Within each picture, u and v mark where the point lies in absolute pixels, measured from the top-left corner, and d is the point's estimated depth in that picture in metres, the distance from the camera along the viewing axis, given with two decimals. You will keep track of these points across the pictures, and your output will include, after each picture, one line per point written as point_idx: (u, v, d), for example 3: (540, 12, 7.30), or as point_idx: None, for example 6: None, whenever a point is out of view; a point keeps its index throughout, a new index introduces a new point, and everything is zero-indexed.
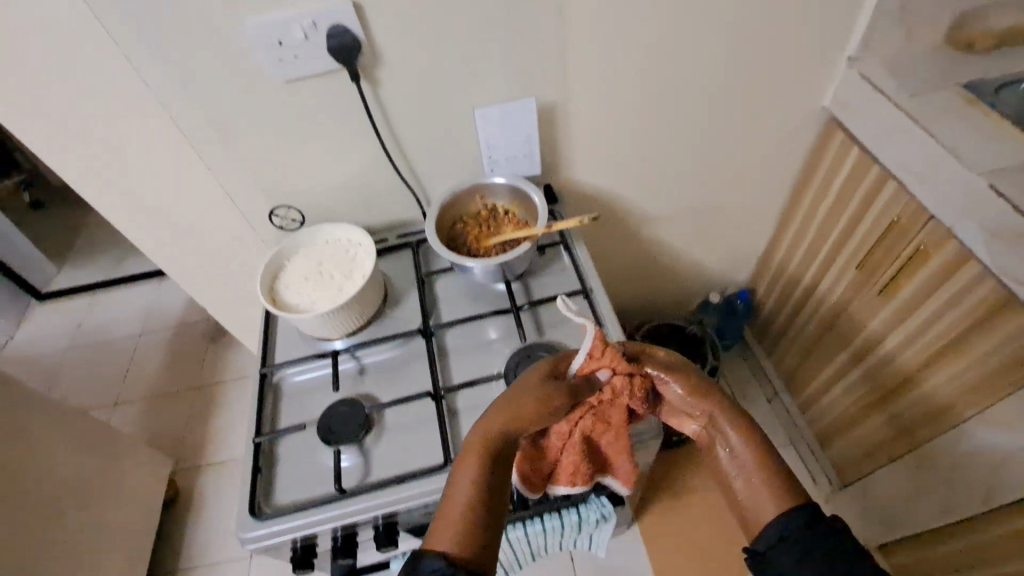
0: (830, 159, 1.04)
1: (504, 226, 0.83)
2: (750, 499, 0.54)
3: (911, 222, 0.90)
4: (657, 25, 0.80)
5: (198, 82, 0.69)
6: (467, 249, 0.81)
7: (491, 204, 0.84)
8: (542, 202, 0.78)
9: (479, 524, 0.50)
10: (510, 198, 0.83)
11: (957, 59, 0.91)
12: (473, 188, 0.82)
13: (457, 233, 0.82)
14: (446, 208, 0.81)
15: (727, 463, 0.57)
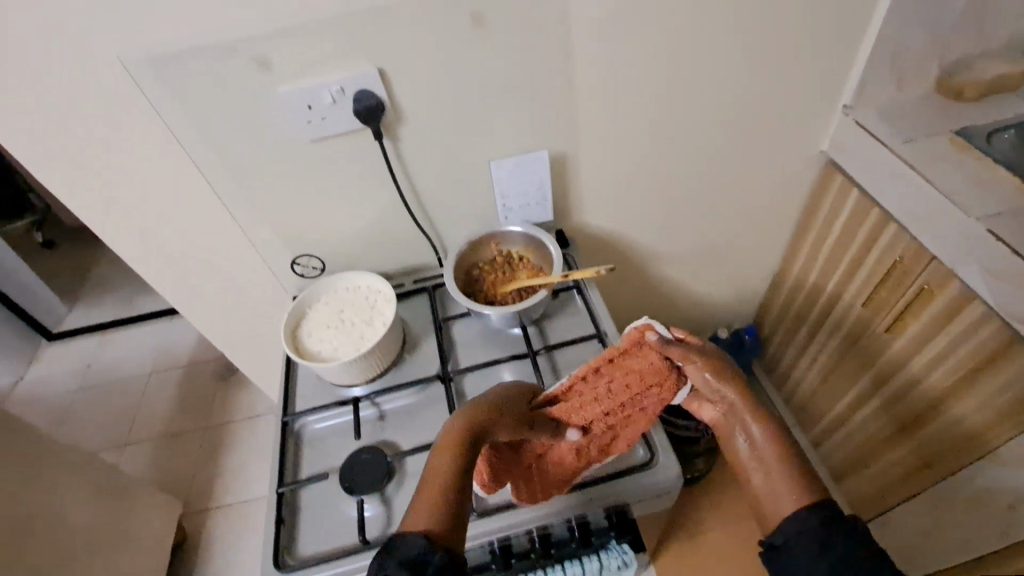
0: (831, 199, 1.08)
1: (519, 271, 0.85)
2: (765, 490, 0.54)
3: (914, 263, 0.92)
4: (663, 81, 0.85)
5: (228, 144, 0.72)
6: (484, 295, 0.83)
7: (506, 250, 0.87)
8: (558, 250, 0.81)
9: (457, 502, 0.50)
10: (524, 244, 0.86)
11: (948, 107, 0.96)
12: (489, 235, 0.85)
13: (474, 279, 0.85)
14: (462, 255, 0.84)
15: (744, 452, 0.57)
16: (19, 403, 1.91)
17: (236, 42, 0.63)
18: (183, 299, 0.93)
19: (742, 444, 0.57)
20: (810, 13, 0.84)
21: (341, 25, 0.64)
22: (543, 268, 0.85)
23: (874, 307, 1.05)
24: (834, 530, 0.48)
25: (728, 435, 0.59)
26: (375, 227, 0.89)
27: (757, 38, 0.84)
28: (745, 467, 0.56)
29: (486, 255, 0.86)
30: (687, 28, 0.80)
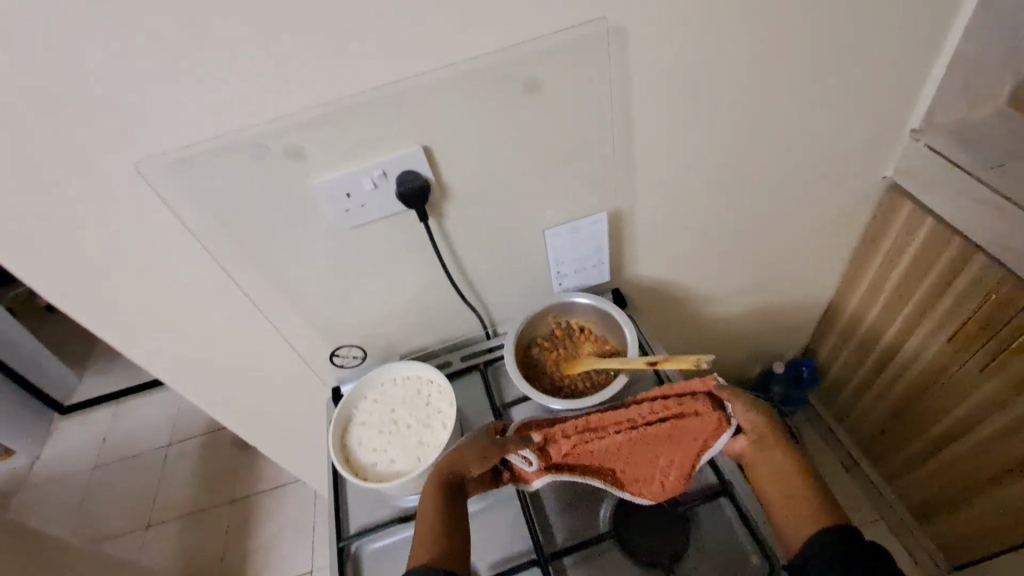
0: (898, 228, 1.00)
1: (583, 345, 0.78)
2: (786, 515, 0.57)
3: (1013, 298, 0.84)
4: (727, 126, 0.77)
5: (258, 242, 0.65)
6: (546, 375, 0.75)
7: (567, 321, 0.79)
8: (628, 325, 0.73)
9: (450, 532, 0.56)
10: (588, 314, 0.78)
11: None
12: (553, 306, 0.78)
13: (533, 356, 0.77)
14: (520, 331, 0.77)
15: (767, 479, 0.60)
16: (36, 485, 1.82)
17: (268, 135, 0.56)
18: (213, 397, 0.85)
19: (769, 473, 0.60)
20: (881, 38, 0.76)
21: (383, 106, 0.57)
22: (609, 340, 0.77)
23: (961, 342, 0.96)
24: (853, 548, 0.51)
25: (756, 465, 0.62)
26: (418, 307, 0.81)
27: (826, 71, 0.76)
28: (769, 493, 0.59)
29: (545, 327, 0.79)
30: (755, 70, 0.72)
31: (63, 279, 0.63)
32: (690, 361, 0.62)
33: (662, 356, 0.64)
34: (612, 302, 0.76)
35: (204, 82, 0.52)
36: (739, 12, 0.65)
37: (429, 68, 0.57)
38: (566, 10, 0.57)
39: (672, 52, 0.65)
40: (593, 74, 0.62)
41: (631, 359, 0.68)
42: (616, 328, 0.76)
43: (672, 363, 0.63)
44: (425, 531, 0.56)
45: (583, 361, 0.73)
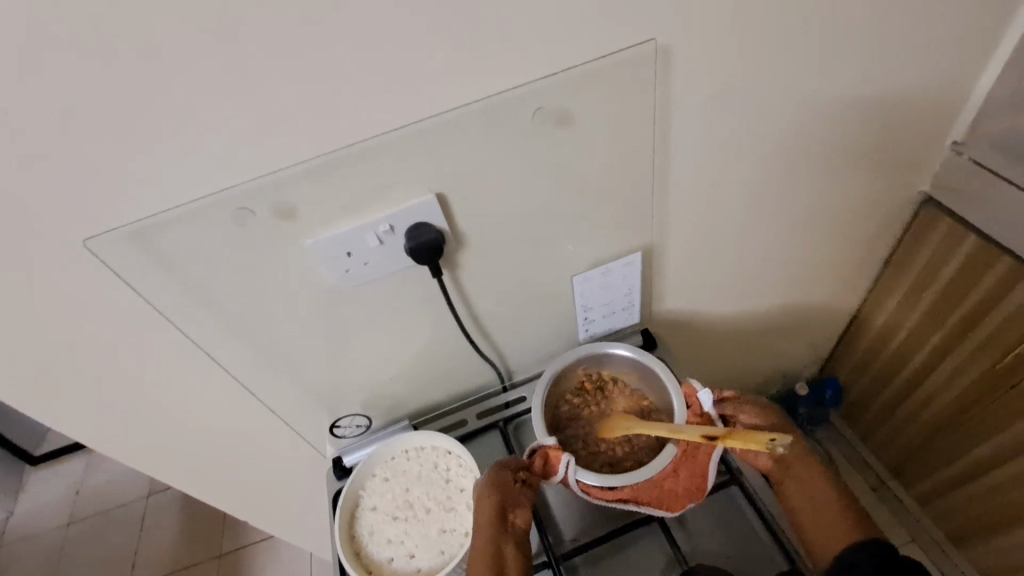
0: (933, 245, 0.94)
1: (617, 401, 0.70)
2: (816, 528, 0.58)
3: None
4: (769, 151, 0.69)
5: (243, 311, 0.55)
6: (578, 437, 0.67)
7: (597, 373, 0.72)
8: (670, 381, 0.65)
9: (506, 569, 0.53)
10: (620, 366, 0.71)
11: None
12: (586, 357, 0.71)
13: (561, 414, 0.69)
14: (546, 386, 0.68)
15: (795, 492, 0.60)
16: (7, 545, 1.67)
17: (254, 193, 0.47)
18: (200, 472, 0.75)
19: (797, 487, 0.61)
20: (934, 52, 0.69)
21: (391, 152, 0.48)
22: (646, 396, 0.69)
23: (1007, 365, 0.90)
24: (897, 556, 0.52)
25: (784, 480, 0.61)
26: (430, 363, 0.71)
27: (876, 88, 0.69)
28: (797, 505, 0.60)
29: (572, 380, 0.71)
30: (805, 91, 0.63)
31: (20, 361, 0.54)
32: (759, 438, 0.54)
33: (724, 429, 0.55)
34: (651, 355, 0.68)
35: (175, 137, 0.42)
36: (794, 28, 0.56)
37: (447, 107, 0.48)
38: (605, 35, 0.48)
39: (717, 76, 0.56)
40: (629, 104, 0.54)
41: (683, 426, 0.57)
42: (654, 383, 0.68)
43: (735, 438, 0.54)
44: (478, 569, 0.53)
45: (622, 425, 0.63)
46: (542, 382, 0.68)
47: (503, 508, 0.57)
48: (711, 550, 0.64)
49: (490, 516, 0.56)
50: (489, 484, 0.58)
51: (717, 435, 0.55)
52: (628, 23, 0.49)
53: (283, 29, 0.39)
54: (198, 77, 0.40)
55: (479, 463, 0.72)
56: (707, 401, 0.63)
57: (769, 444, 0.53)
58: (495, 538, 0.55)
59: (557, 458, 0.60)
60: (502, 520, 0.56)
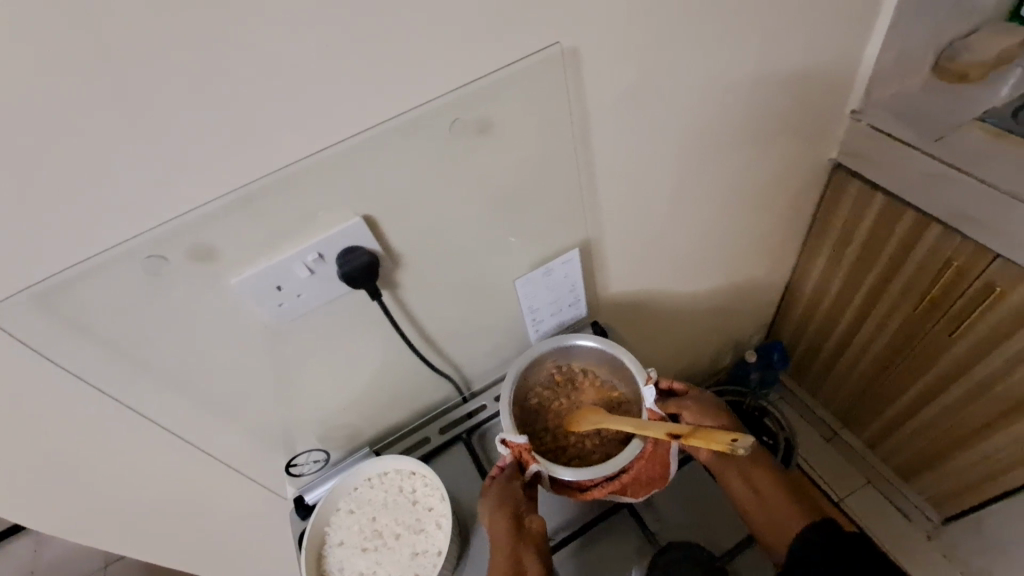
0: (848, 207, 1.00)
1: (587, 392, 0.72)
2: (762, 516, 0.63)
3: (971, 263, 0.85)
4: (687, 138, 0.71)
5: (176, 360, 0.52)
6: (546, 431, 0.70)
7: (566, 364, 0.73)
8: (636, 372, 0.67)
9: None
10: (589, 358, 0.72)
11: (954, 92, 0.89)
12: (555, 349, 0.72)
13: (530, 407, 0.71)
14: (516, 381, 0.69)
15: (740, 486, 0.65)
16: None
17: (167, 238, 0.45)
18: (152, 536, 0.70)
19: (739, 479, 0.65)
20: (825, 30, 0.74)
21: (310, 180, 0.47)
22: (615, 387, 0.71)
23: (924, 311, 0.97)
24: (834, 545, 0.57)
25: (725, 472, 0.65)
26: (385, 386, 0.70)
27: (779, 68, 0.73)
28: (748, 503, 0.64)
29: (543, 371, 0.73)
30: (712, 77, 0.66)
31: None
32: (722, 438, 0.55)
33: (687, 427, 0.56)
34: (617, 346, 0.69)
35: (72, 189, 0.39)
36: (694, 18, 0.59)
37: (362, 127, 0.47)
38: (511, 40, 0.49)
39: (627, 69, 0.58)
40: (546, 105, 0.55)
41: (647, 423, 0.60)
42: (622, 373, 0.69)
43: (697, 437, 0.55)
44: None
45: (587, 419, 0.66)
46: (513, 376, 0.68)
47: (519, 520, 0.60)
48: (682, 525, 0.66)
49: (505, 532, 0.59)
50: (499, 498, 0.61)
51: (680, 434, 0.57)
52: (532, 26, 0.49)
53: (179, 64, 0.37)
54: (89, 124, 0.37)
55: (446, 479, 0.71)
56: (648, 397, 0.65)
57: (730, 444, 0.54)
58: (513, 553, 0.58)
59: (528, 460, 0.62)
60: (517, 528, 0.59)
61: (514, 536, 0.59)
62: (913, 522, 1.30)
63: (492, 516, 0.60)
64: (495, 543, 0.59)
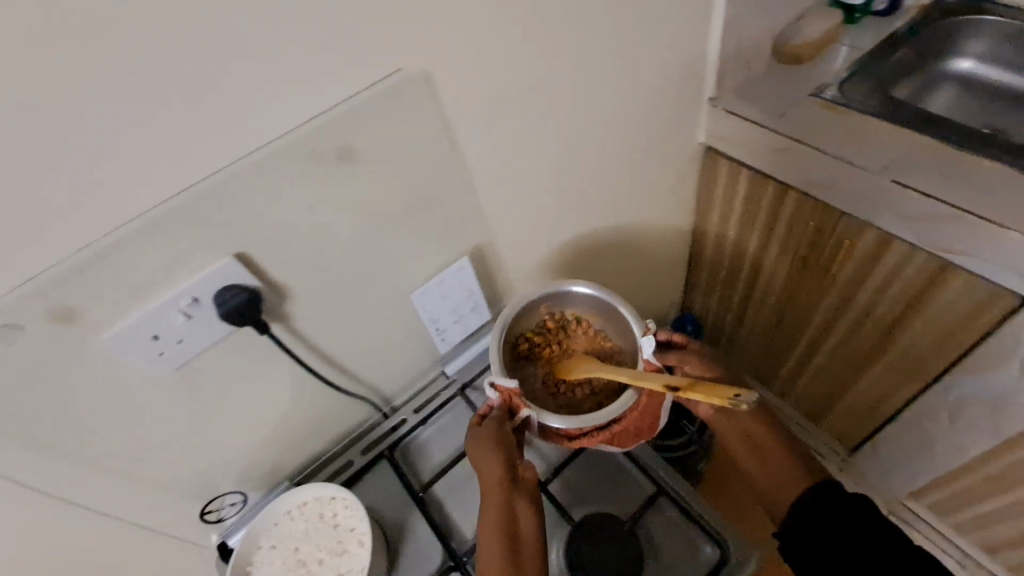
0: (723, 183, 1.09)
1: (579, 342, 0.75)
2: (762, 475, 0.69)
3: (824, 222, 0.95)
4: (557, 139, 0.76)
5: (53, 426, 0.51)
6: (539, 378, 0.74)
7: (560, 311, 0.76)
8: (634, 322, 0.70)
9: (517, 524, 0.60)
10: (585, 307, 0.75)
11: (792, 73, 0.99)
12: (552, 297, 0.75)
13: (524, 355, 0.75)
14: (510, 323, 0.72)
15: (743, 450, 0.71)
16: None
17: (18, 305, 0.43)
18: None
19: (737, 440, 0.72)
20: (669, 29, 0.80)
21: (168, 227, 0.47)
22: (609, 337, 0.75)
23: (797, 271, 1.07)
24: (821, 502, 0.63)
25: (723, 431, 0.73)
26: (296, 416, 0.70)
27: (633, 66, 0.79)
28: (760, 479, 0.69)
29: (537, 317, 0.76)
30: (570, 82, 0.71)
31: None
32: (723, 393, 0.57)
33: (687, 382, 0.59)
34: (614, 297, 0.72)
35: None
36: (537, 32, 0.63)
37: (214, 168, 0.47)
38: (354, 71, 0.51)
39: (481, 85, 0.61)
40: (406, 125, 0.58)
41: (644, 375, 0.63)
42: (617, 323, 0.73)
43: (697, 391, 0.58)
44: (492, 528, 0.59)
45: (581, 367, 0.70)
46: (508, 320, 0.71)
47: (513, 468, 0.63)
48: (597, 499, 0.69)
49: (501, 480, 0.62)
50: (493, 444, 0.64)
51: (679, 387, 0.59)
52: (372, 55, 0.51)
53: None
54: None
55: (370, 497, 0.71)
56: (647, 348, 0.68)
57: (730, 399, 0.56)
58: (507, 501, 0.61)
59: (519, 405, 0.65)
60: (511, 475, 0.63)
61: (509, 484, 0.62)
62: (826, 459, 1.45)
63: (487, 464, 0.63)
64: (489, 491, 0.62)
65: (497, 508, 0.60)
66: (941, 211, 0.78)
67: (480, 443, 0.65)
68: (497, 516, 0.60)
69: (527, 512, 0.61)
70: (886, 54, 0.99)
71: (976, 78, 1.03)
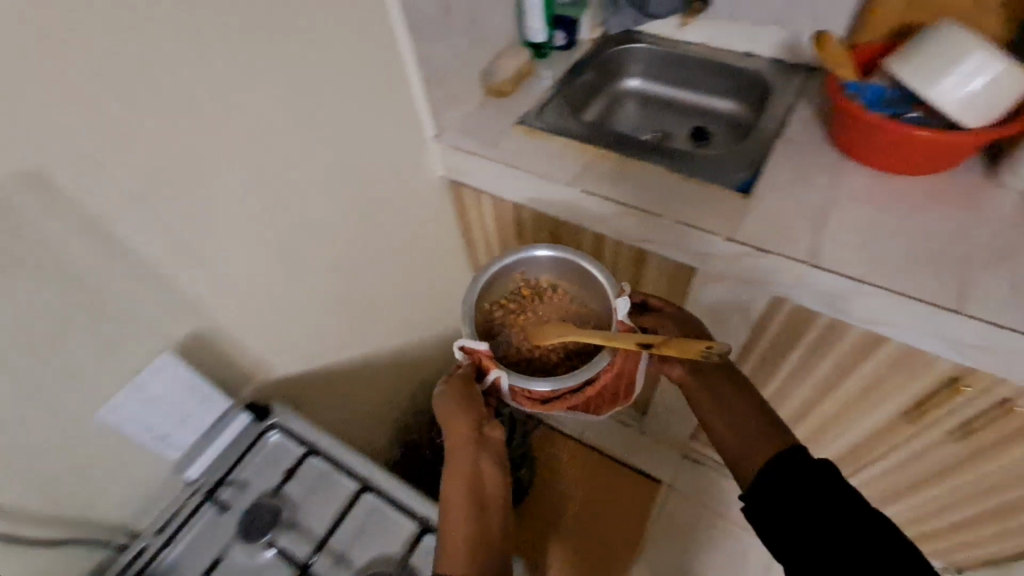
0: (474, 209, 1.16)
1: (550, 306, 0.81)
2: (735, 442, 0.72)
3: (556, 229, 1.06)
4: (258, 208, 0.72)
5: None
6: (511, 343, 0.78)
7: (533, 280, 0.83)
8: (608, 281, 0.76)
9: (479, 475, 0.67)
10: (558, 272, 0.82)
11: (501, 105, 1.10)
12: (517, 265, 0.82)
13: (495, 322, 0.79)
14: (481, 288, 0.79)
15: (709, 415, 0.76)
16: None
17: None
18: None
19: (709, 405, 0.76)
20: (356, 84, 0.83)
21: None
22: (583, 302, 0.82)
23: None
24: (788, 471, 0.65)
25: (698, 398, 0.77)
26: None
27: (324, 124, 0.79)
28: (731, 446, 0.72)
29: (513, 282, 0.82)
30: (245, 150, 0.68)
31: None
32: (695, 346, 0.66)
33: (659, 337, 0.66)
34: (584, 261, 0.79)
35: None
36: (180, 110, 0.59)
37: None
38: None
39: (118, 177, 0.56)
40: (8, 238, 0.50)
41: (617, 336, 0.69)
42: (592, 285, 0.79)
43: (670, 346, 0.66)
44: (459, 479, 0.67)
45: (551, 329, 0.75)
46: (480, 285, 0.77)
47: (480, 429, 0.69)
48: (366, 557, 0.69)
49: (471, 439, 0.69)
50: (460, 405, 0.70)
51: (652, 343, 0.67)
52: None
53: None
54: None
55: None
56: (621, 309, 0.73)
57: (704, 350, 0.65)
58: (473, 459, 0.68)
59: (489, 366, 0.71)
60: (479, 434, 0.69)
61: (476, 441, 0.69)
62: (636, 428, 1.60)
63: (455, 427, 0.70)
64: (457, 447, 0.69)
65: (464, 463, 0.67)
66: (624, 211, 0.91)
67: (451, 411, 0.70)
68: (464, 471, 0.67)
69: (489, 466, 0.68)
70: (567, 83, 1.16)
71: (638, 95, 1.27)
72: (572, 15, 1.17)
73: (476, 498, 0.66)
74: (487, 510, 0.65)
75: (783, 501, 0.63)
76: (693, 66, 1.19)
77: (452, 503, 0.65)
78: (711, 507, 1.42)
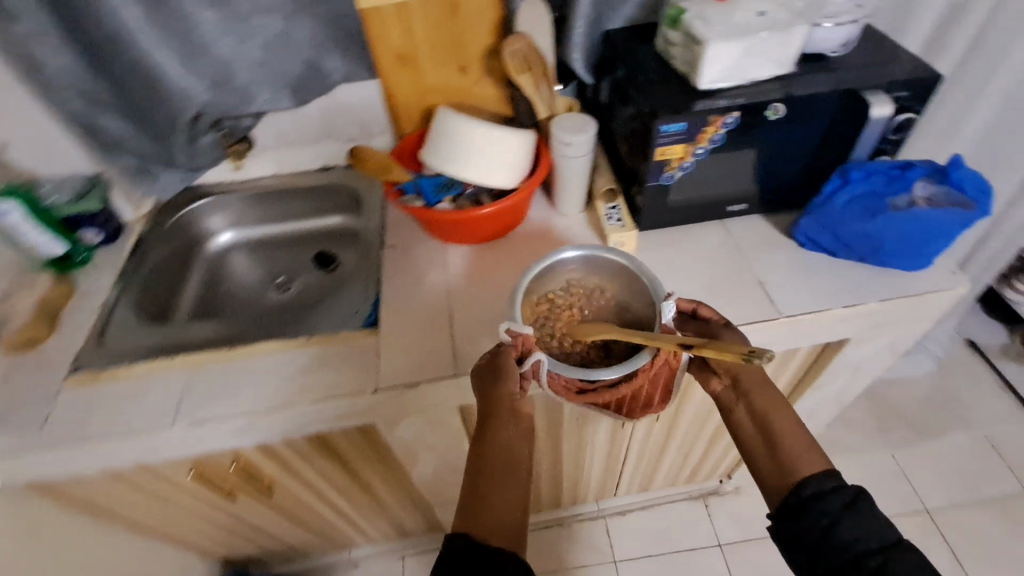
0: (80, 494, 0.83)
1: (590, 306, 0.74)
2: (767, 466, 0.65)
3: (199, 463, 0.81)
4: None
5: None
6: (554, 336, 0.71)
7: (581, 278, 0.76)
8: (656, 286, 0.69)
9: (505, 453, 0.62)
10: (607, 274, 0.75)
11: (36, 361, 0.80)
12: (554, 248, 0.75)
13: (540, 311, 0.73)
14: (531, 280, 0.72)
15: (745, 421, 0.69)
16: None
17: None
18: None
19: (745, 412, 0.69)
20: None
21: None
22: (633, 307, 0.73)
23: (241, 493, 0.93)
24: (800, 507, 0.61)
25: (732, 409, 0.70)
26: None
27: None
28: (764, 468, 0.66)
29: (561, 279, 0.76)
30: None
31: None
32: (734, 351, 0.51)
33: (701, 340, 0.54)
34: (642, 268, 0.71)
35: None
36: None
37: None
38: None
39: None
40: None
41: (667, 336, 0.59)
42: (637, 288, 0.72)
43: (708, 348, 0.53)
44: (487, 451, 0.61)
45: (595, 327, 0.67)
46: (530, 278, 0.70)
47: (514, 404, 0.63)
48: None
49: (505, 409, 0.63)
50: (497, 373, 0.63)
51: (692, 344, 0.55)
52: None
53: None
54: None
55: None
56: (667, 311, 0.65)
57: (744, 355, 0.50)
58: (502, 438, 0.62)
59: (532, 349, 0.64)
60: (512, 413, 0.63)
61: (510, 411, 0.63)
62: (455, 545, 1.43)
63: (493, 397, 0.63)
64: (490, 413, 0.63)
65: (494, 438, 0.62)
66: (252, 417, 0.72)
67: (490, 378, 0.64)
68: (489, 447, 0.62)
69: (518, 445, 0.63)
70: (131, 282, 0.92)
71: (241, 246, 1.09)
72: (87, 210, 0.91)
73: (494, 476, 0.60)
74: (509, 487, 0.60)
75: (811, 546, 0.59)
76: (281, 200, 1.07)
77: (472, 475, 0.61)
78: (552, 565, 1.37)
